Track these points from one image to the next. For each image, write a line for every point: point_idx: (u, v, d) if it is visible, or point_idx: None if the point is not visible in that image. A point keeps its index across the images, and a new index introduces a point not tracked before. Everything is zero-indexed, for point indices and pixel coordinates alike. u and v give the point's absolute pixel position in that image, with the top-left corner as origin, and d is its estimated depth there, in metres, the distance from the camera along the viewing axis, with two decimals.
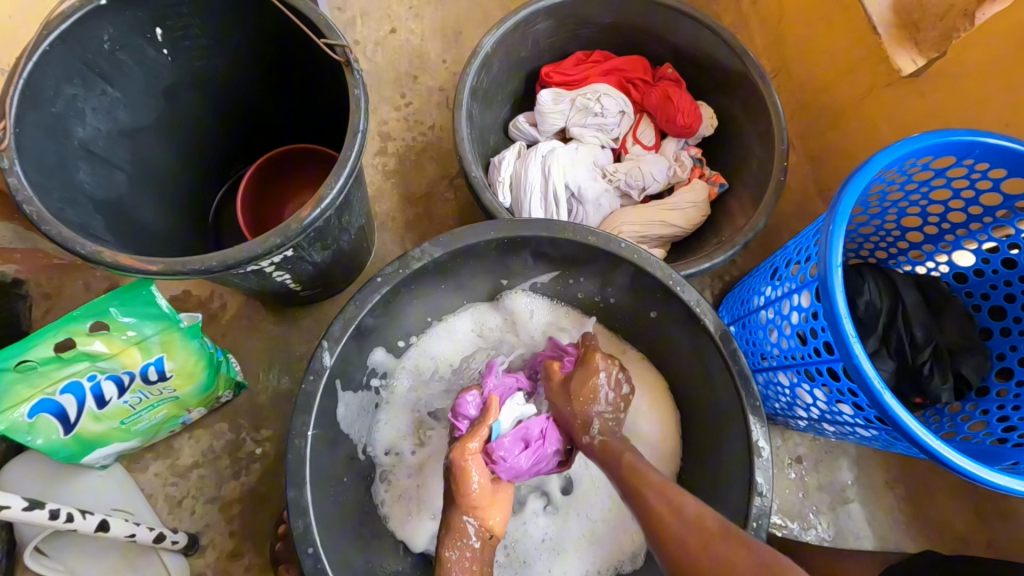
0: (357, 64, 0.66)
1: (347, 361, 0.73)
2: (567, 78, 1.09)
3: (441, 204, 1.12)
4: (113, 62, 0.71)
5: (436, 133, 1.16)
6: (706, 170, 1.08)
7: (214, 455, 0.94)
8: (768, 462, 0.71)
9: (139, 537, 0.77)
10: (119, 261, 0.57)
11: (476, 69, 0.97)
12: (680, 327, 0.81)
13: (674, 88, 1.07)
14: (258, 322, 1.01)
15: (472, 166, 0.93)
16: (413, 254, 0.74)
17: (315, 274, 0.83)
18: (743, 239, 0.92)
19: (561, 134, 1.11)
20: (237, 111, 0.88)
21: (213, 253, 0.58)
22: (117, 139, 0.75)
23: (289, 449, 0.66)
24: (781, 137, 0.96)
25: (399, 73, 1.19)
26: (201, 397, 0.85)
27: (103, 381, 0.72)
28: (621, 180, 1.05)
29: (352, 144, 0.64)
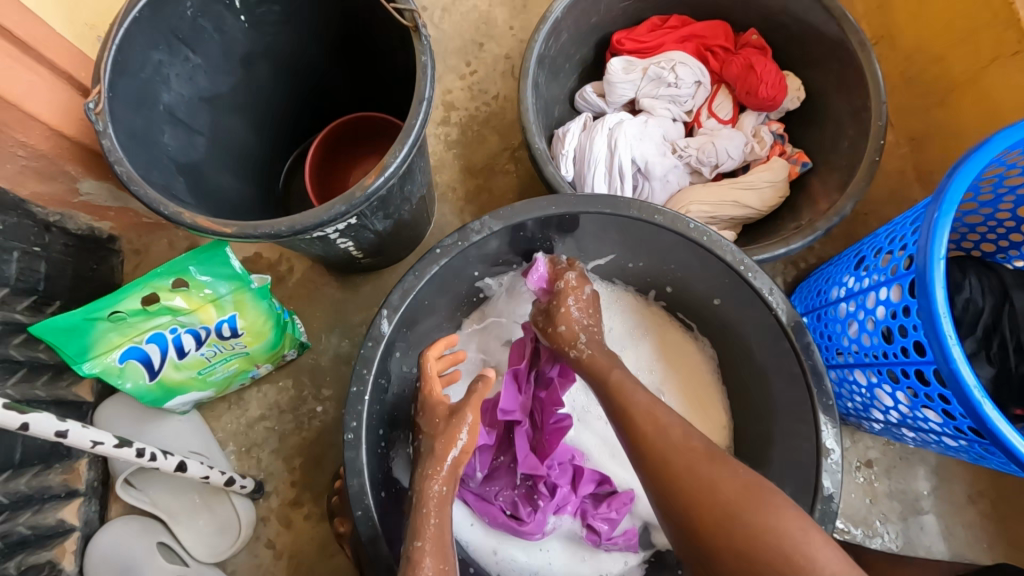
0: (425, 30, 0.64)
1: (404, 332, 0.74)
2: (641, 46, 1.03)
3: (502, 177, 1.11)
4: (195, 29, 0.73)
5: (499, 103, 1.14)
6: (788, 148, 1.00)
7: (279, 409, 0.99)
8: (837, 467, 0.66)
9: (212, 479, 0.84)
10: (197, 223, 0.60)
11: (544, 36, 0.93)
12: (747, 316, 0.76)
13: (758, 57, 0.99)
14: (321, 285, 1.05)
15: (535, 137, 0.90)
16: (472, 227, 0.73)
17: (376, 242, 0.85)
18: (827, 225, 0.84)
19: (630, 105, 1.06)
20: (307, 78, 0.90)
21: (282, 218, 0.60)
22: (198, 104, 0.78)
23: (350, 405, 0.68)
24: (879, 113, 0.87)
25: (465, 41, 1.17)
26: (269, 353, 0.89)
27: (183, 334, 0.77)
28: (692, 156, 0.99)
29: (417, 112, 0.63)
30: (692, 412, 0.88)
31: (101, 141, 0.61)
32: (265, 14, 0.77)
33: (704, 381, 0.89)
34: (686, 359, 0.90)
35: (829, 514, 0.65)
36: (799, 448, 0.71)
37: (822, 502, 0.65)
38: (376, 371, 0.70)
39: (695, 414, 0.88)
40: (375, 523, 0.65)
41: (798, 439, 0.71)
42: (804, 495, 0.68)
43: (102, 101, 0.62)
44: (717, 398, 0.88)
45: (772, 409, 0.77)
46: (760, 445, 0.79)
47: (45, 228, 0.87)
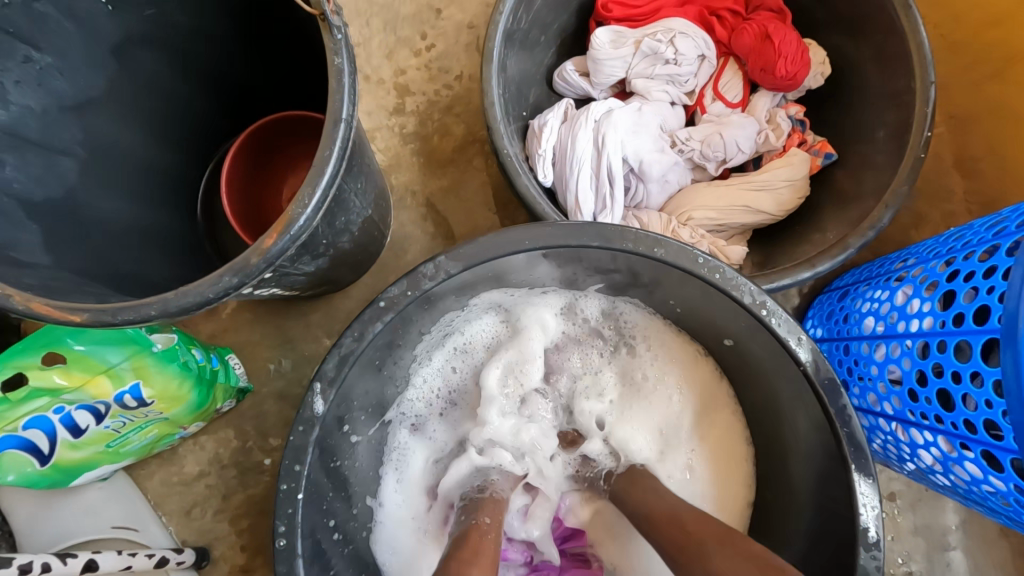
0: (338, 19, 0.46)
1: (347, 401, 0.60)
2: (632, 11, 0.84)
3: (470, 176, 0.93)
4: (35, 17, 0.56)
5: (464, 84, 0.95)
6: (809, 136, 0.84)
7: (221, 463, 0.86)
8: (880, 556, 0.54)
9: (136, 566, 0.71)
10: (34, 308, 0.43)
11: (512, 5, 0.74)
12: (766, 364, 0.63)
13: (776, 23, 0.81)
14: (260, 315, 0.89)
15: (504, 138, 0.73)
16: (424, 270, 0.57)
17: (311, 280, 0.69)
18: (860, 241, 0.69)
19: (620, 86, 0.88)
20: (213, 69, 0.70)
21: (154, 296, 0.44)
22: (58, 116, 0.60)
23: (280, 506, 0.55)
24: (927, 96, 0.70)
25: (419, 6, 0.96)
26: (196, 413, 0.75)
27: (74, 411, 0.63)
28: (696, 150, 0.82)
29: (333, 137, 0.46)
30: (718, 474, 0.71)
31: None
32: None
33: (731, 426, 0.72)
34: (710, 398, 0.73)
35: None
36: (829, 525, 0.59)
37: None
38: (312, 460, 0.56)
39: (724, 473, 0.71)
40: None
41: (829, 517, 0.59)
42: None
43: None
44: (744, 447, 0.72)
45: (794, 470, 0.65)
46: (777, 506, 0.68)
47: None
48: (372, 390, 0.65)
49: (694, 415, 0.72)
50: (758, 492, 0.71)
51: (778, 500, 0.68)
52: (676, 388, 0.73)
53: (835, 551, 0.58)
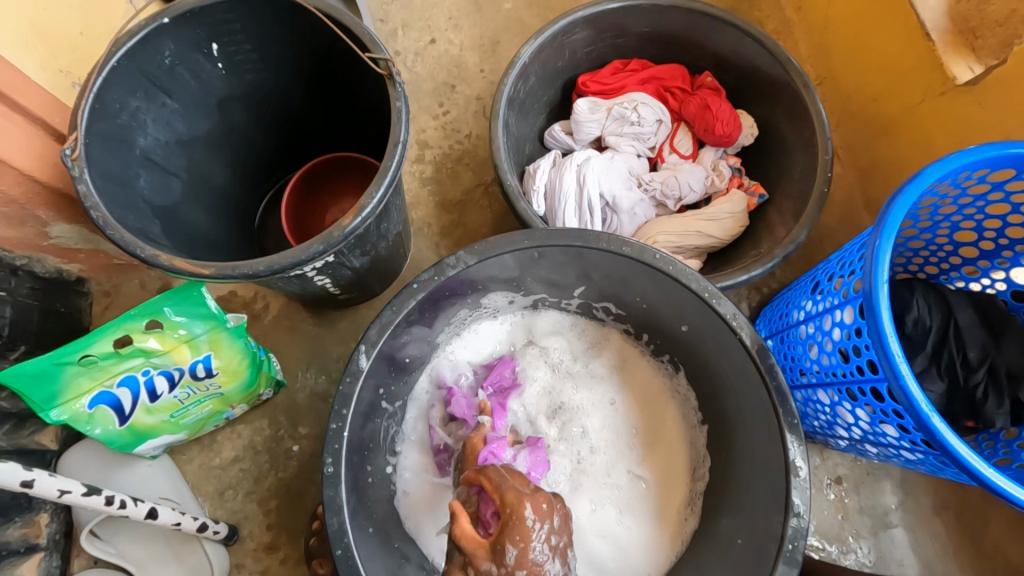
0: (399, 77, 0.68)
1: (382, 366, 0.75)
2: (604, 87, 1.09)
3: (476, 211, 1.14)
4: (172, 76, 0.75)
5: (472, 141, 1.18)
6: (745, 180, 1.07)
7: (255, 449, 0.98)
8: (806, 483, 0.68)
9: (184, 525, 0.81)
10: (174, 265, 0.61)
11: (513, 79, 0.98)
12: (714, 342, 0.79)
13: (714, 97, 1.06)
14: (296, 322, 1.05)
15: (507, 174, 0.94)
16: (448, 261, 0.75)
17: (353, 278, 0.86)
18: (783, 252, 0.89)
19: (596, 142, 1.11)
20: (285, 119, 0.92)
21: (261, 258, 0.61)
22: (174, 147, 0.79)
23: (329, 440, 0.68)
24: (825, 147, 0.93)
25: (438, 83, 1.21)
26: (245, 393, 0.88)
27: (156, 376, 0.76)
28: (657, 189, 1.04)
29: (392, 154, 0.66)
30: (660, 450, 0.90)
31: (76, 187, 0.62)
32: (243, 61, 0.80)
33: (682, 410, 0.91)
34: (656, 389, 0.93)
35: (801, 531, 0.67)
36: (768, 468, 0.73)
37: (794, 518, 0.67)
38: (355, 406, 0.70)
39: (671, 446, 0.90)
40: (356, 562, 0.65)
41: (767, 459, 0.73)
42: (775, 513, 0.70)
43: (79, 146, 0.63)
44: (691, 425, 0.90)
45: (741, 430, 0.80)
46: (732, 465, 0.82)
47: (11, 273, 0.85)
48: (406, 370, 0.83)
49: (639, 402, 0.93)
50: (717, 458, 0.85)
51: (732, 461, 0.82)
52: (628, 381, 0.94)
53: (773, 485, 0.72)
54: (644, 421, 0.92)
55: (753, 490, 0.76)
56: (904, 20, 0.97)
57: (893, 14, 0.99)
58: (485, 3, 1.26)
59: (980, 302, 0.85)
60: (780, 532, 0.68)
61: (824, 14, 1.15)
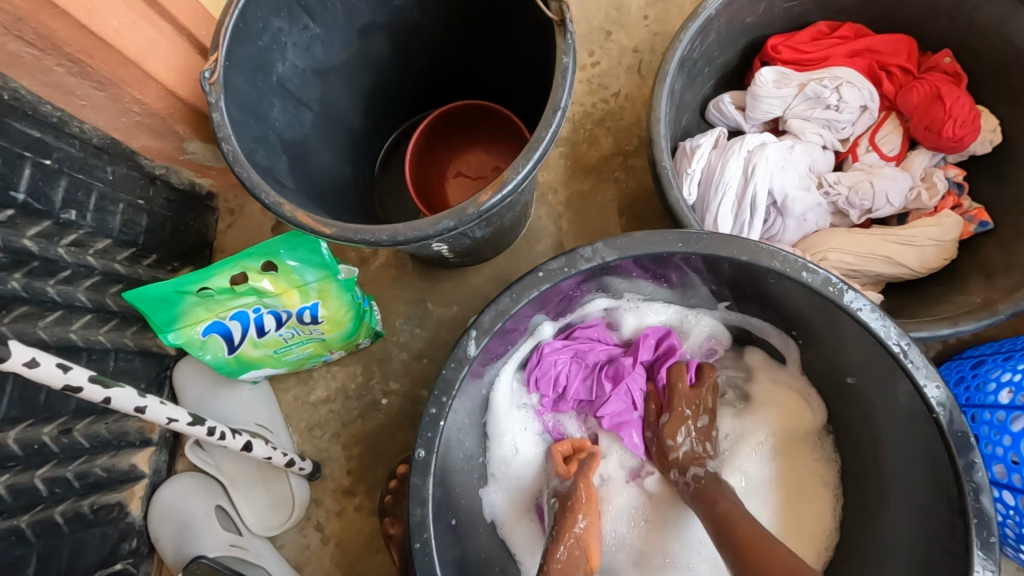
0: (571, 25, 0.55)
1: (489, 354, 0.68)
2: (799, 56, 0.88)
3: (609, 184, 1.01)
4: None
5: (619, 102, 1.03)
6: (964, 200, 0.84)
7: (346, 394, 0.97)
8: None
9: (274, 460, 0.83)
10: (297, 217, 0.55)
11: (692, 35, 0.81)
12: (889, 409, 0.64)
13: (949, 86, 0.82)
14: (402, 273, 1.00)
15: (663, 152, 0.79)
16: (583, 253, 0.64)
17: (471, 247, 0.78)
18: (1012, 309, 0.69)
19: (772, 124, 0.92)
20: (425, 56, 0.83)
21: (385, 225, 0.54)
22: (310, 76, 0.73)
23: (424, 426, 0.63)
24: None
25: (591, 27, 1.05)
26: (345, 341, 0.86)
27: (265, 315, 0.75)
28: (841, 195, 0.85)
29: (548, 122, 0.55)
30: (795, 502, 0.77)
31: (211, 114, 0.58)
32: None
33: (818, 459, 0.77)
34: (799, 434, 0.78)
35: None
36: None
37: None
38: (456, 395, 0.64)
39: (805, 504, 0.76)
40: (433, 560, 0.61)
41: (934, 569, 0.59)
42: None
43: (217, 69, 0.58)
44: (829, 482, 0.76)
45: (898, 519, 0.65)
46: (873, 551, 0.68)
47: (150, 182, 0.87)
48: (506, 355, 0.73)
49: (776, 447, 0.78)
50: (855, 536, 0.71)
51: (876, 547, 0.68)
52: (767, 417, 0.79)
53: None
54: (776, 471, 0.78)
55: None
56: None
57: None
58: None
59: None
60: None
61: None
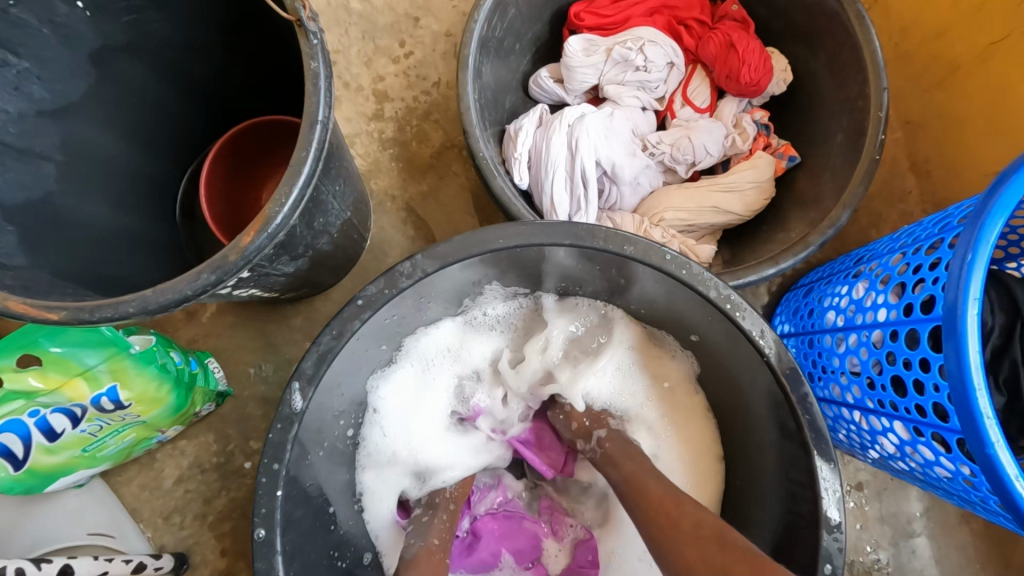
0: (312, 25, 0.48)
1: (325, 399, 0.61)
2: (602, 21, 0.87)
3: (448, 180, 0.95)
4: (12, 23, 0.57)
5: (441, 91, 0.97)
6: (773, 140, 0.88)
7: (201, 468, 0.85)
8: (842, 541, 0.56)
9: (113, 573, 0.70)
10: (12, 307, 0.44)
11: (486, 13, 0.76)
12: (729, 359, 0.65)
13: (739, 33, 0.85)
14: (239, 319, 0.89)
15: (480, 143, 0.75)
16: (401, 269, 0.59)
17: (291, 281, 0.69)
18: (821, 238, 0.73)
19: (593, 93, 0.91)
20: (192, 76, 0.72)
21: (130, 295, 0.45)
22: (36, 121, 0.61)
23: (259, 501, 0.55)
24: (879, 101, 0.74)
25: (398, 16, 0.98)
26: (175, 416, 0.75)
27: (50, 415, 0.62)
28: (666, 153, 0.85)
29: (308, 140, 0.48)
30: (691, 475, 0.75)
31: None
32: None
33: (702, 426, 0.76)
34: (685, 403, 0.76)
35: None
36: (793, 512, 0.61)
37: None
38: (291, 458, 0.57)
39: (694, 470, 0.75)
40: None
41: (792, 502, 0.61)
42: (800, 568, 0.59)
43: None
44: (714, 453, 0.75)
45: (757, 459, 0.68)
46: (747, 493, 0.70)
47: None
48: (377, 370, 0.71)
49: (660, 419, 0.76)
50: (733, 482, 0.73)
51: (748, 491, 0.70)
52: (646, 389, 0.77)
53: (799, 533, 0.60)
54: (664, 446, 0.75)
55: (773, 533, 0.65)
56: None
57: None
58: None
59: None
60: None
61: None
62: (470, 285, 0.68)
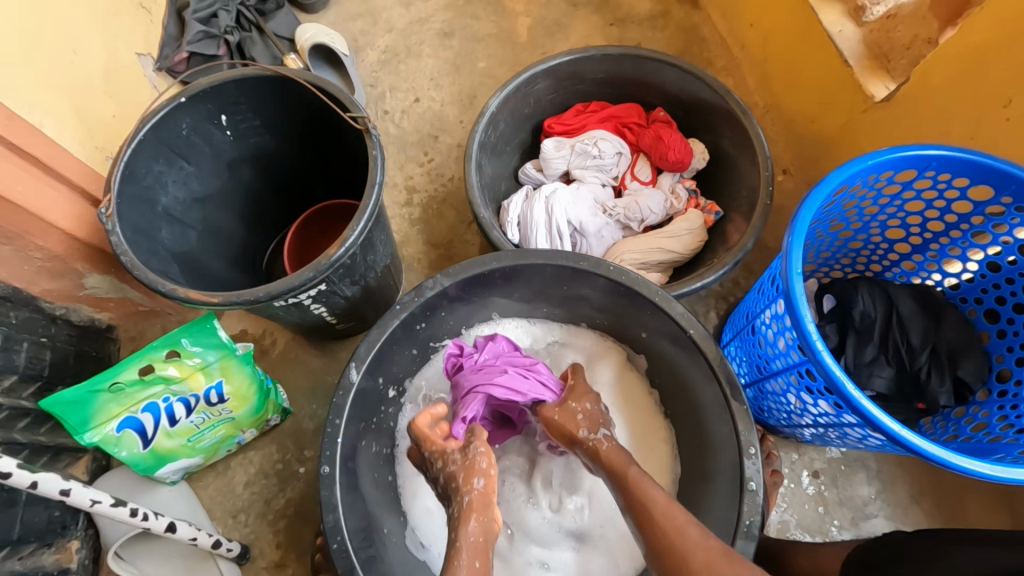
0: (374, 130, 0.81)
1: (372, 380, 0.84)
2: (568, 128, 1.23)
3: (461, 245, 1.25)
4: (189, 144, 0.89)
5: (454, 183, 1.31)
6: (702, 201, 1.17)
7: (265, 474, 1.05)
8: (757, 460, 0.74)
9: (200, 541, 0.89)
10: (190, 296, 0.72)
11: (484, 125, 1.11)
12: (669, 344, 0.88)
13: (666, 129, 1.19)
14: (301, 355, 1.15)
15: (482, 208, 1.05)
16: (426, 284, 0.85)
17: (348, 307, 0.97)
18: (733, 259, 0.99)
19: (565, 176, 1.23)
20: (287, 175, 1.06)
21: (261, 286, 0.73)
22: (191, 203, 0.92)
23: (325, 445, 0.77)
24: (765, 165, 1.04)
25: (423, 135, 1.36)
26: (253, 418, 0.97)
27: (175, 403, 0.86)
28: (621, 213, 1.15)
29: (370, 194, 0.79)
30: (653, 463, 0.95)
31: (109, 238, 0.75)
32: (247, 128, 0.94)
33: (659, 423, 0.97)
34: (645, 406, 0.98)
35: (756, 508, 0.73)
36: (727, 453, 0.79)
37: (748, 497, 0.73)
38: (348, 417, 0.79)
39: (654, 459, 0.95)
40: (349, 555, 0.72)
41: (726, 447, 0.80)
42: (735, 495, 0.76)
43: (112, 206, 0.76)
44: (668, 443, 0.96)
45: (702, 424, 0.87)
46: (701, 457, 0.88)
47: (51, 321, 0.96)
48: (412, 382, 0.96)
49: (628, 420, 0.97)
50: (691, 452, 0.91)
51: (701, 454, 0.87)
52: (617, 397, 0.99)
53: (732, 466, 0.78)
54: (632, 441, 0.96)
55: (718, 478, 0.82)
56: (825, 51, 1.10)
57: (815, 46, 1.13)
58: (462, 64, 1.43)
59: (920, 294, 0.92)
60: (738, 512, 0.74)
61: (762, 52, 1.30)
62: (475, 307, 0.95)
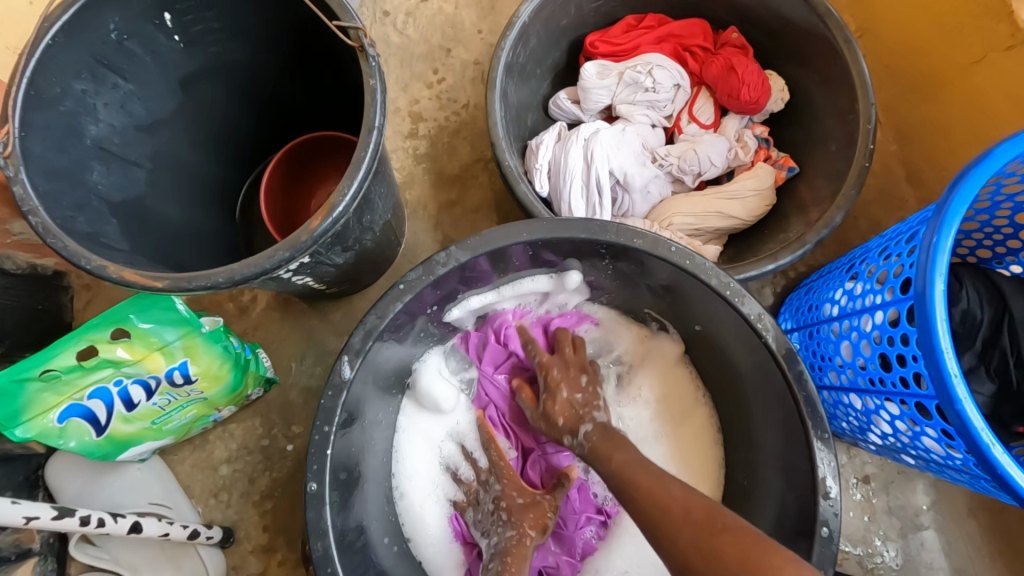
0: (372, 50, 0.58)
1: (368, 373, 0.69)
2: (615, 48, 0.97)
3: (475, 190, 1.05)
4: (123, 53, 0.67)
5: (470, 112, 1.08)
6: (773, 152, 0.96)
7: (247, 450, 0.94)
8: (836, 503, 0.61)
9: (173, 535, 0.78)
10: (125, 277, 0.54)
11: (512, 42, 0.87)
12: (732, 343, 0.71)
13: (740, 57, 0.94)
14: (286, 315, 0.98)
15: (506, 154, 0.84)
16: (438, 259, 0.67)
17: (338, 274, 0.79)
18: (816, 237, 0.79)
19: (606, 112, 1.00)
20: (260, 98, 0.83)
21: (220, 268, 0.55)
22: (134, 134, 0.71)
23: (313, 457, 0.63)
24: (869, 115, 0.82)
25: (431, 47, 1.10)
26: (230, 396, 0.83)
27: (130, 386, 0.71)
28: (674, 164, 0.94)
29: (367, 142, 0.58)
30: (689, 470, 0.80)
31: (12, 188, 0.55)
32: (203, 32, 0.71)
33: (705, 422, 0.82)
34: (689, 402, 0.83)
35: (828, 556, 0.60)
36: (793, 483, 0.67)
37: (821, 543, 0.61)
38: (339, 422, 0.64)
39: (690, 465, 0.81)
40: None
41: (793, 475, 0.66)
42: (801, 536, 0.64)
43: (11, 142, 0.56)
44: (716, 442, 0.82)
45: (757, 437, 0.73)
46: (753, 473, 0.75)
47: None
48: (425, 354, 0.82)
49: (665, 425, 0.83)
50: (741, 465, 0.78)
51: (754, 470, 0.75)
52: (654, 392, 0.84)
53: (799, 501, 0.65)
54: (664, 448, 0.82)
55: (777, 507, 0.69)
56: None
57: None
58: None
59: None
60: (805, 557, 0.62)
61: None
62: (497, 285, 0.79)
